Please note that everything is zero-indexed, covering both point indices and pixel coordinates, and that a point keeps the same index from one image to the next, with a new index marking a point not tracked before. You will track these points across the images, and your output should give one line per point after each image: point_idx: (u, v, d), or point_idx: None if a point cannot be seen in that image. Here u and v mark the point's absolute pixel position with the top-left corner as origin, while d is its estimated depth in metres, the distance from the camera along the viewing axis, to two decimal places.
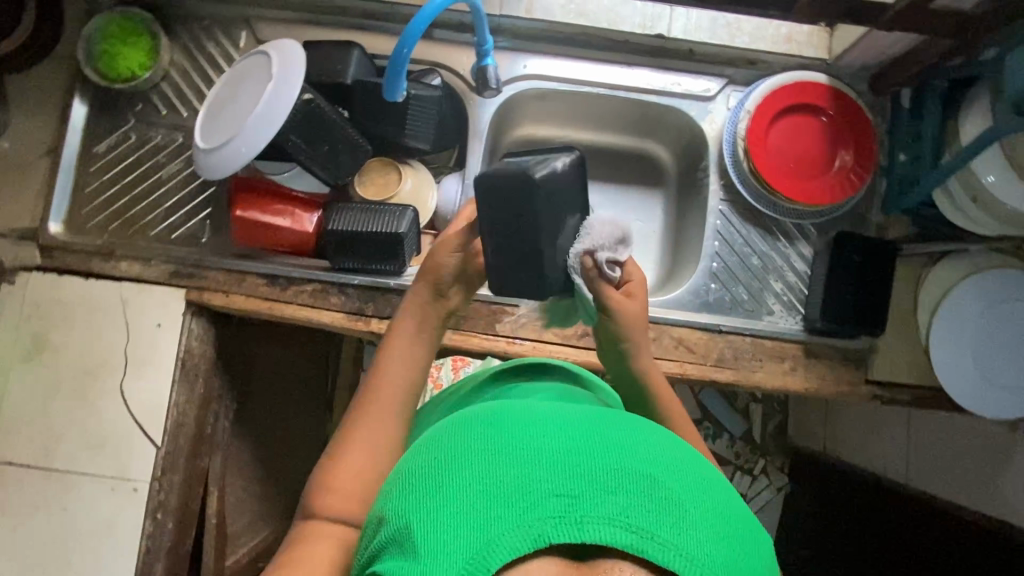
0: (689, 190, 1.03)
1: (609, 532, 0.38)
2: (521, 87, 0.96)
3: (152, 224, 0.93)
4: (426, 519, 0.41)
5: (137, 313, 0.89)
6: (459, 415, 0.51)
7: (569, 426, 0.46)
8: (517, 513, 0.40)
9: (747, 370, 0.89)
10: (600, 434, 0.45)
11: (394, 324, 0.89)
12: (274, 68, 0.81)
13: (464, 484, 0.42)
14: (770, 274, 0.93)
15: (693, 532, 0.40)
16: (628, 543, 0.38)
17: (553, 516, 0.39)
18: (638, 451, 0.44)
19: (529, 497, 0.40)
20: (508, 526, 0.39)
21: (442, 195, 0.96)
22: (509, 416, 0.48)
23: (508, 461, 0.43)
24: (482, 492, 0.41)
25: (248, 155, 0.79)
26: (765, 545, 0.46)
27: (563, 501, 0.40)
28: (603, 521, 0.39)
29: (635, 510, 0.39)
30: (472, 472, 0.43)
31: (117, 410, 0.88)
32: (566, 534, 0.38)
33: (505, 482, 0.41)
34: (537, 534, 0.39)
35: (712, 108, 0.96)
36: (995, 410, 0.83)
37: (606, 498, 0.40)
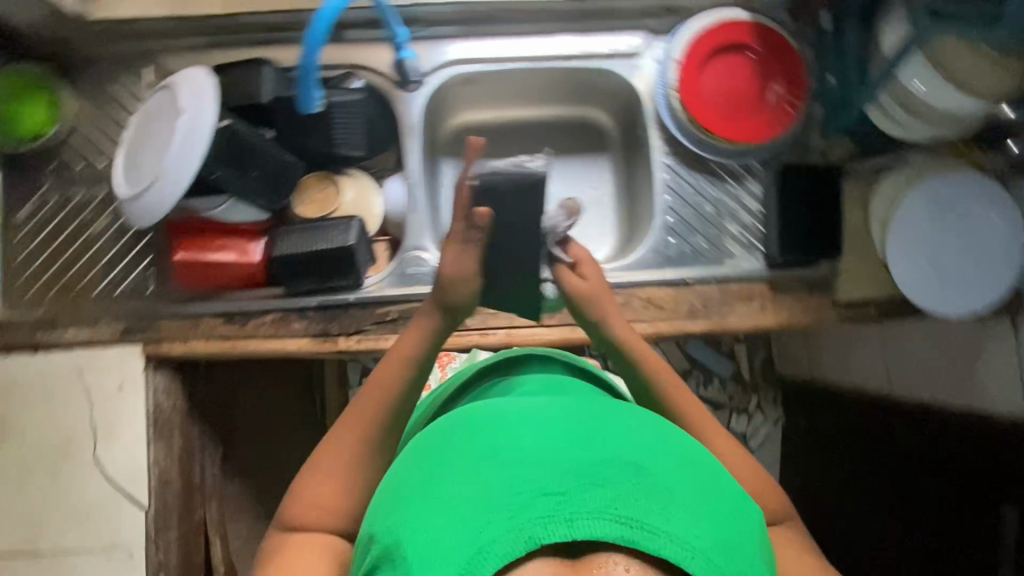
0: (633, 149, 1.02)
1: (599, 525, 0.42)
2: (446, 74, 0.94)
3: (93, 285, 0.89)
4: (420, 533, 0.45)
5: (97, 378, 0.86)
6: (446, 429, 0.56)
7: (551, 429, 0.51)
8: (507, 516, 0.44)
9: (719, 317, 0.89)
10: (582, 434, 0.50)
11: (362, 339, 0.87)
12: (185, 99, 0.77)
13: (456, 496, 0.46)
14: (724, 218, 0.93)
15: (679, 516, 0.44)
16: (619, 535, 0.42)
17: (543, 516, 0.43)
18: (620, 446, 0.49)
19: (517, 501, 0.44)
20: (501, 531, 0.43)
21: (387, 199, 0.93)
22: (494, 426, 0.52)
23: (496, 468, 0.47)
24: (472, 498, 0.46)
25: (176, 197, 0.76)
26: (754, 524, 0.50)
27: (551, 500, 0.44)
28: (593, 515, 0.43)
29: (622, 501, 0.44)
30: (462, 482, 0.47)
31: (95, 480, 0.85)
32: (557, 532, 0.42)
33: (495, 488, 0.46)
34: (528, 536, 0.42)
35: (640, 64, 0.94)
36: (951, 317, 0.88)
37: (592, 491, 0.45)
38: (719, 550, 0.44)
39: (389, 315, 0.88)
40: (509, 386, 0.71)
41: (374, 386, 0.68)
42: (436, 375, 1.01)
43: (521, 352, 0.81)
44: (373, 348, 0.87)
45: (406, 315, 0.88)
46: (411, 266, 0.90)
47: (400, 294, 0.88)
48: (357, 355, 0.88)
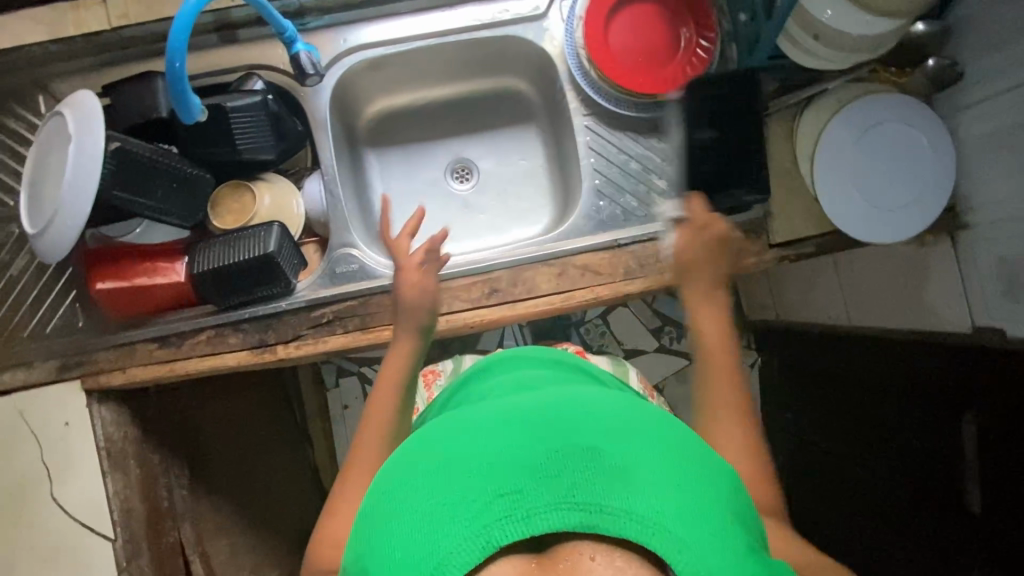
0: (558, 115, 1.00)
1: (555, 517, 0.45)
2: (349, 62, 0.91)
3: (22, 327, 0.87)
4: (385, 555, 0.47)
5: (41, 418, 0.85)
6: (410, 443, 0.57)
7: (504, 430, 0.52)
8: (464, 523, 0.45)
9: (657, 274, 0.89)
10: (535, 429, 0.52)
11: (300, 345, 0.86)
12: (71, 127, 0.74)
13: (414, 510, 0.48)
14: (652, 173, 0.91)
15: (637, 491, 0.46)
16: (577, 522, 0.44)
17: (501, 517, 0.45)
18: (574, 434, 0.51)
19: (475, 505, 0.46)
20: (460, 539, 0.45)
21: (308, 200, 0.92)
22: (451, 437, 0.54)
23: (451, 479, 0.49)
24: (429, 510, 0.47)
25: (76, 227, 0.73)
26: (722, 480, 0.52)
27: (507, 500, 0.46)
28: (548, 509, 0.45)
29: (576, 491, 0.46)
30: (420, 496, 0.49)
31: (57, 520, 0.85)
32: (516, 530, 0.45)
33: (451, 498, 0.47)
34: (487, 539, 0.44)
35: (547, 26, 0.91)
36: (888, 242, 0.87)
37: (546, 485, 0.46)
38: (680, 517, 0.45)
39: (325, 317, 0.87)
40: (483, 391, 0.73)
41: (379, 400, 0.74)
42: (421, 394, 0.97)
43: (491, 358, 0.83)
44: (314, 352, 0.86)
45: (341, 316, 0.87)
46: (341, 266, 0.89)
47: (331, 295, 0.87)
48: (298, 360, 0.87)
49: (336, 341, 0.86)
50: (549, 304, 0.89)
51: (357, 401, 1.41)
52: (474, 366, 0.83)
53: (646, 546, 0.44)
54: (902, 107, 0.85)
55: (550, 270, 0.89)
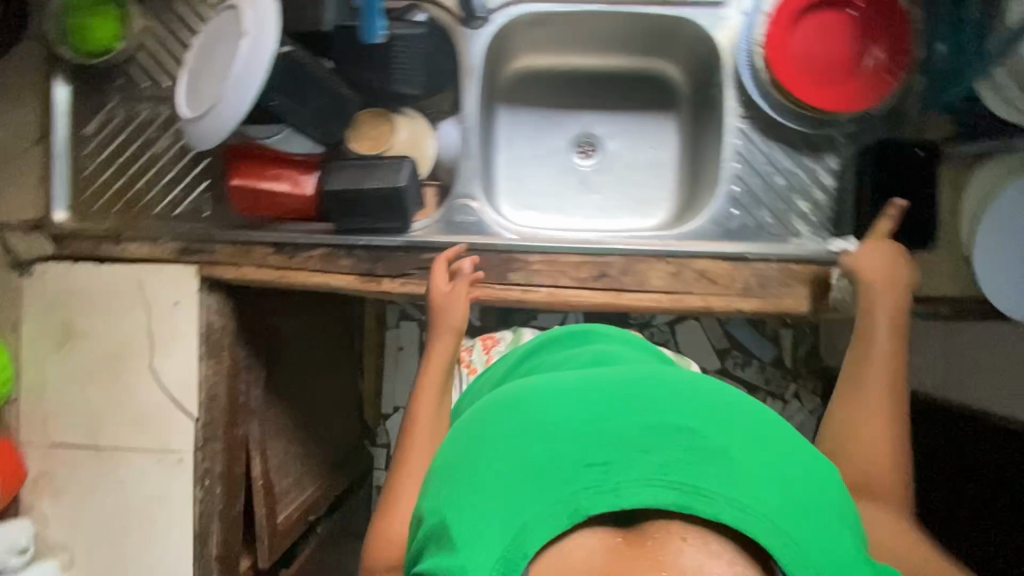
0: (706, 110, 0.95)
1: (646, 494, 0.43)
2: (513, 13, 0.88)
3: (153, 204, 0.91)
4: (462, 507, 0.46)
5: (156, 293, 0.90)
6: (485, 405, 0.57)
7: (588, 401, 0.50)
8: (549, 488, 0.45)
9: (776, 298, 0.85)
10: (620, 402, 0.50)
11: (405, 283, 0.88)
12: (246, 21, 0.75)
13: (494, 468, 0.47)
14: (796, 193, 0.86)
15: (736, 479, 0.44)
16: (673, 502, 0.43)
17: (588, 487, 0.44)
18: (667, 412, 0.48)
19: (559, 473, 0.45)
20: (544, 505, 0.44)
21: (440, 143, 0.92)
22: (530, 399, 0.52)
23: (533, 441, 0.48)
24: (510, 471, 0.46)
25: (234, 123, 0.75)
26: (826, 474, 0.49)
27: (594, 470, 0.45)
28: (638, 485, 0.44)
29: (668, 470, 0.44)
30: (501, 454, 0.48)
31: (151, 389, 0.91)
32: (604, 502, 0.44)
33: (535, 461, 0.47)
34: (573, 507, 0.44)
35: (725, 15, 0.86)
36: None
37: (636, 463, 0.45)
38: (782, 511, 0.43)
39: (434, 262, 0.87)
40: (553, 359, 0.71)
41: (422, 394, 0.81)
42: (479, 355, 0.99)
43: (561, 329, 0.79)
44: (416, 293, 0.87)
45: (449, 264, 0.87)
46: (458, 215, 0.89)
47: (445, 241, 0.87)
48: (400, 297, 0.89)
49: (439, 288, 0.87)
50: (655, 302, 0.86)
51: (413, 346, 1.43)
52: (545, 337, 0.79)
53: (746, 534, 0.42)
54: None
55: (665, 267, 0.86)
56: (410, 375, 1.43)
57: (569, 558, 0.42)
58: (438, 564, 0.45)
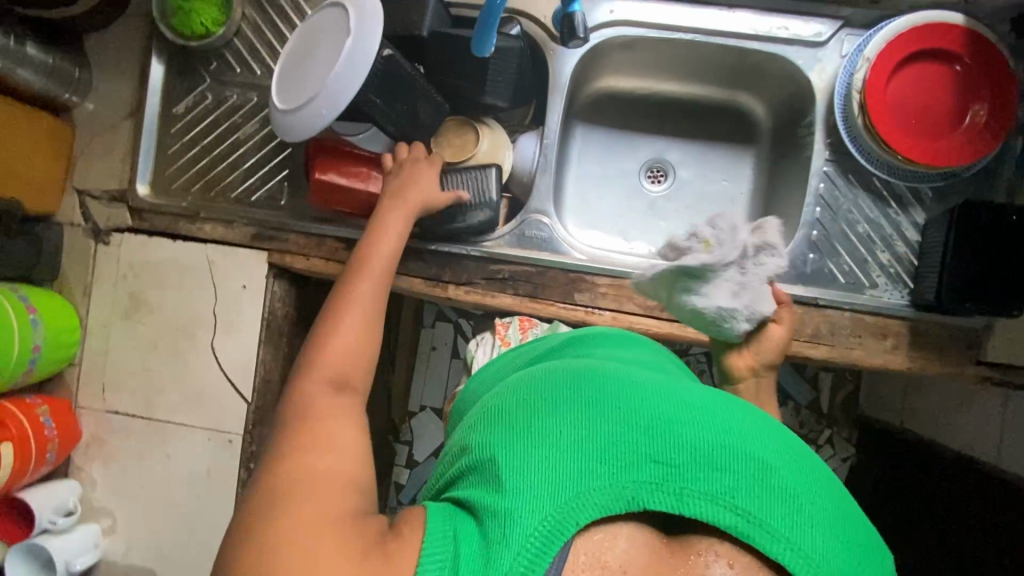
0: (788, 149, 0.94)
1: (708, 509, 0.44)
2: (606, 35, 0.88)
3: (232, 187, 0.93)
4: (520, 457, 0.46)
5: (224, 274, 0.91)
6: (556, 372, 0.56)
7: (666, 405, 0.50)
8: (613, 471, 0.45)
9: (844, 347, 0.83)
10: (702, 414, 0.50)
11: (470, 291, 0.88)
12: (352, 21, 0.76)
13: (562, 433, 0.48)
14: (877, 243, 0.85)
15: (801, 524, 0.44)
16: (730, 523, 0.44)
17: (651, 483, 0.45)
18: (745, 439, 0.48)
19: (627, 460, 0.46)
20: (605, 484, 0.45)
21: (517, 156, 0.93)
22: (612, 384, 0.53)
23: (605, 425, 0.48)
24: (579, 442, 0.47)
25: (329, 118, 0.76)
26: (880, 552, 0.49)
27: (661, 470, 0.46)
28: (703, 498, 0.44)
29: (736, 490, 0.45)
30: (570, 426, 0.48)
31: (210, 368, 0.92)
32: (663, 502, 0.45)
33: (603, 444, 0.47)
34: (631, 496, 0.45)
35: (822, 57, 0.85)
36: None
37: (706, 475, 0.45)
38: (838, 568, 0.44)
39: (500, 274, 0.88)
40: (608, 345, 0.68)
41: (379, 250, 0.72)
42: (514, 334, 0.90)
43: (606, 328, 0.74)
44: (480, 302, 0.88)
45: (516, 277, 0.88)
46: (531, 230, 0.89)
47: (514, 255, 0.87)
48: (463, 304, 0.89)
49: (503, 300, 0.87)
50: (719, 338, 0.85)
51: (447, 348, 1.43)
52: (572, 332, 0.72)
53: (792, 575, 0.43)
54: None
55: None
56: (444, 377, 1.43)
57: (613, 544, 0.44)
58: (480, 503, 0.46)
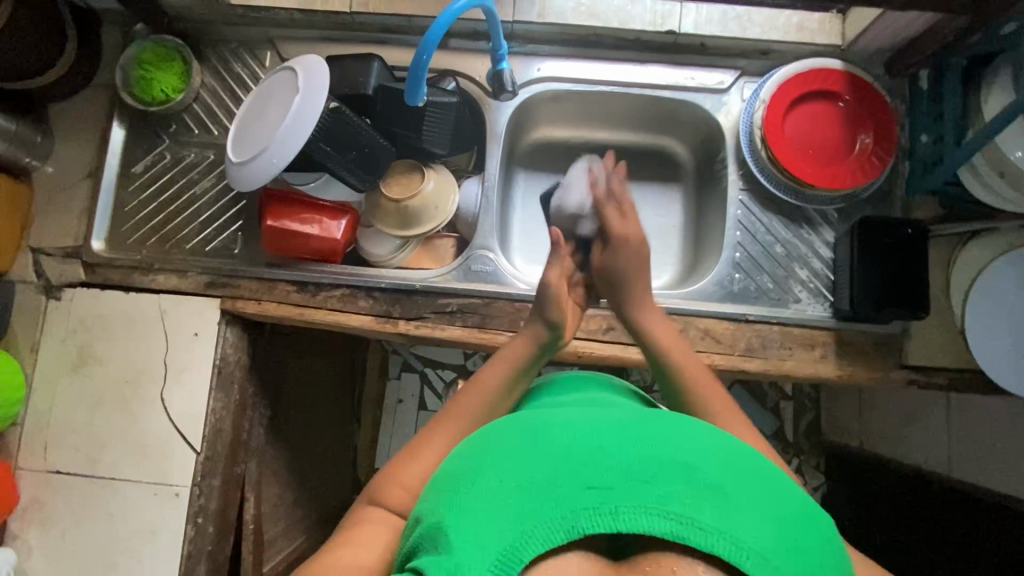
0: (709, 182, 1.02)
1: (645, 521, 0.42)
2: (536, 90, 0.97)
3: (188, 239, 0.97)
4: (461, 512, 0.44)
5: (175, 323, 0.93)
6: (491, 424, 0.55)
7: (595, 429, 0.50)
8: (551, 506, 0.43)
9: (777, 359, 0.88)
10: (627, 431, 0.49)
11: (420, 325, 0.91)
12: (300, 82, 0.84)
13: (497, 478, 0.46)
14: (795, 261, 0.92)
15: (735, 516, 0.43)
16: (670, 531, 0.42)
17: (588, 507, 0.43)
18: (671, 448, 0.48)
19: (562, 490, 0.44)
20: (544, 518, 0.43)
21: (462, 198, 0.99)
22: (542, 422, 0.52)
23: (538, 462, 0.46)
24: (513, 483, 0.45)
25: (280, 166, 0.81)
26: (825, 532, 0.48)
27: (595, 492, 0.44)
28: (637, 510, 0.43)
29: (667, 498, 0.43)
30: (504, 470, 0.46)
31: (158, 418, 0.91)
32: (602, 524, 0.43)
33: (538, 482, 0.45)
34: (571, 525, 0.42)
35: (726, 101, 0.96)
36: None
37: (638, 488, 0.44)
38: (778, 550, 0.42)
39: (449, 307, 0.91)
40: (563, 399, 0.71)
41: (488, 379, 0.75)
42: None
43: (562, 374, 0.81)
44: (429, 335, 0.91)
45: (464, 309, 0.91)
46: (476, 264, 0.94)
47: (460, 288, 0.91)
48: (414, 339, 0.92)
49: (452, 332, 0.90)
50: None
51: (413, 399, 1.43)
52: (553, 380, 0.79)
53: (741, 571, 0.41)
54: None
55: (671, 324, 0.89)
56: (410, 427, 1.42)
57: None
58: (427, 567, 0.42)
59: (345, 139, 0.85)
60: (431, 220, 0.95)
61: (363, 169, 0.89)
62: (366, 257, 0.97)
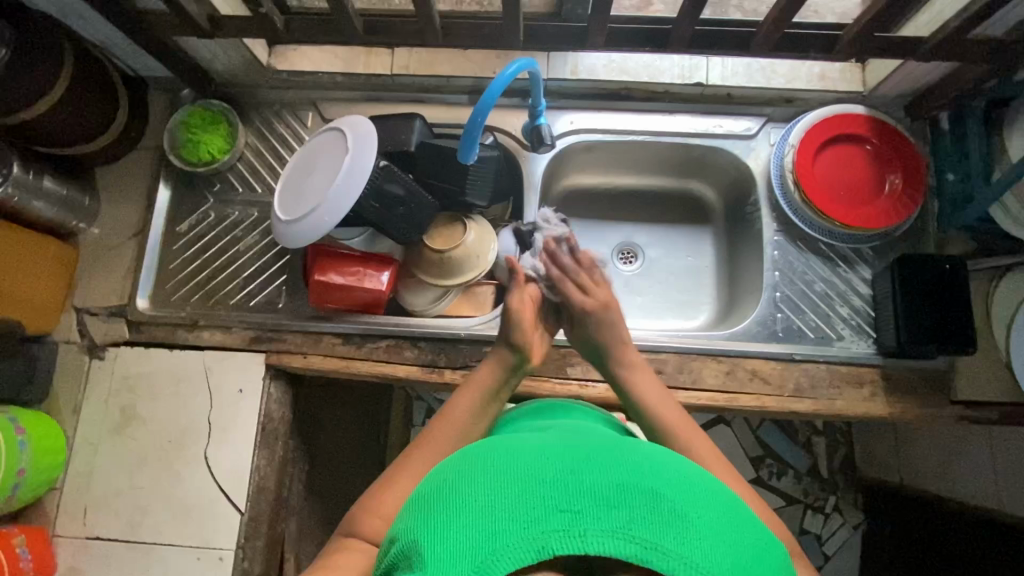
0: (740, 224, 1.05)
1: (612, 544, 0.40)
2: (569, 141, 1.01)
3: (231, 294, 0.98)
4: (435, 535, 0.42)
5: (220, 379, 0.92)
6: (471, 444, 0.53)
7: (569, 451, 0.48)
8: (522, 524, 0.41)
9: (827, 399, 0.88)
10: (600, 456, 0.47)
11: (466, 374, 0.92)
12: (349, 142, 0.87)
13: (471, 498, 0.44)
14: (835, 299, 0.93)
15: (698, 540, 0.41)
16: (632, 554, 0.40)
17: (558, 529, 0.41)
18: (640, 471, 0.46)
19: (534, 511, 0.42)
20: (514, 538, 0.41)
21: (501, 246, 1.00)
22: (518, 443, 0.50)
23: (511, 481, 0.44)
24: (483, 504, 0.43)
25: (331, 223, 0.83)
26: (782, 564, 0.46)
27: (565, 515, 0.41)
28: (605, 533, 0.40)
29: (635, 521, 0.41)
30: (480, 489, 0.45)
31: (202, 478, 0.89)
32: (570, 546, 0.40)
33: (511, 500, 0.43)
34: (540, 545, 0.40)
35: (755, 146, 0.99)
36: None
37: (608, 512, 0.42)
38: None
39: None
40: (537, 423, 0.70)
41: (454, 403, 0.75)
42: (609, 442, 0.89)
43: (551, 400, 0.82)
44: None
45: None
46: None
47: None
48: (460, 388, 0.92)
49: None
50: (709, 401, 0.88)
51: None
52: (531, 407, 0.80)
53: None
54: None
55: (717, 365, 0.90)
56: None
57: None
58: None
59: (392, 195, 0.87)
60: (473, 269, 0.96)
61: (409, 222, 0.91)
62: (407, 306, 0.98)
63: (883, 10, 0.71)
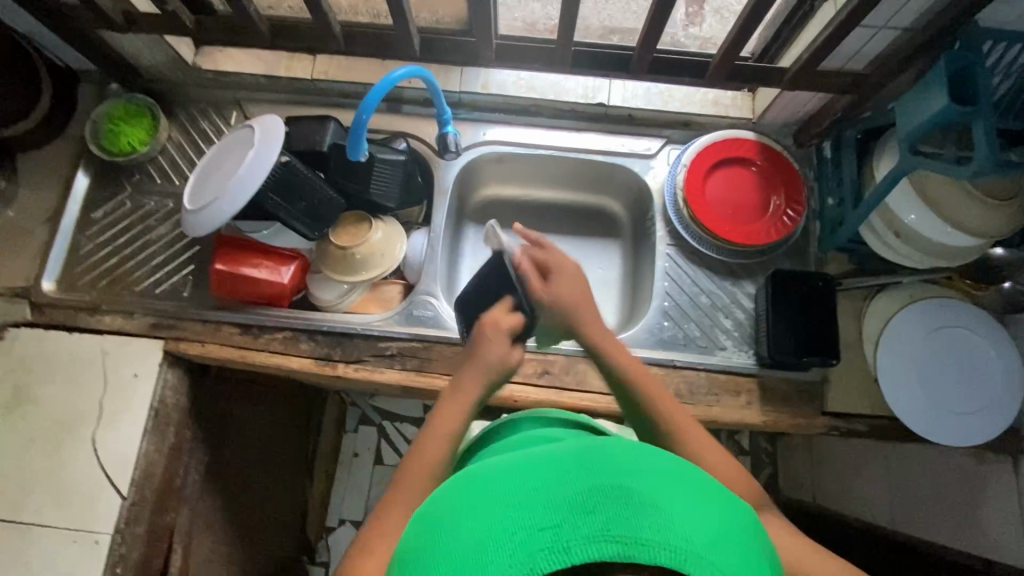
0: (643, 239, 1.09)
1: (595, 549, 0.41)
2: (481, 151, 1.05)
3: (138, 281, 0.99)
4: None
5: (116, 364, 0.93)
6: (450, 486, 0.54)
7: (537, 468, 0.49)
8: (510, 553, 0.43)
9: (705, 405, 0.91)
10: (567, 467, 0.49)
11: (360, 368, 0.94)
12: (257, 137, 0.90)
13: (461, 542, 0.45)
14: (719, 311, 0.97)
15: (668, 523, 0.43)
16: (616, 552, 0.41)
17: (543, 548, 0.42)
18: (606, 472, 0.48)
19: (518, 538, 0.43)
20: (506, 567, 0.42)
21: (410, 248, 1.04)
22: (490, 474, 0.51)
23: (494, 516, 0.46)
24: (472, 548, 0.44)
25: (229, 212, 0.86)
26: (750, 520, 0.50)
27: (548, 532, 0.43)
28: (588, 540, 0.42)
29: (613, 521, 0.43)
30: (465, 530, 0.46)
31: (87, 461, 0.90)
32: (558, 562, 0.41)
33: (499, 533, 0.44)
34: (531, 568, 0.41)
35: (654, 165, 1.04)
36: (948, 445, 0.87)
37: (584, 519, 0.43)
38: (712, 547, 0.43)
39: (389, 350, 0.95)
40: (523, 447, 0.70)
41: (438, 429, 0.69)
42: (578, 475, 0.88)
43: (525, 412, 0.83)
44: (369, 378, 0.93)
45: (404, 353, 0.94)
46: (418, 309, 0.98)
47: (401, 333, 0.95)
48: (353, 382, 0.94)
49: (391, 374, 0.93)
50: (592, 402, 0.91)
51: (369, 453, 1.41)
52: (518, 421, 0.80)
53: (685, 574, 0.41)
54: (962, 315, 0.90)
55: None
56: (365, 483, 1.40)
57: None
58: None
59: (292, 188, 0.90)
60: (377, 266, 1.00)
61: (311, 217, 0.94)
62: (314, 302, 1.00)
63: (737, 39, 0.78)
